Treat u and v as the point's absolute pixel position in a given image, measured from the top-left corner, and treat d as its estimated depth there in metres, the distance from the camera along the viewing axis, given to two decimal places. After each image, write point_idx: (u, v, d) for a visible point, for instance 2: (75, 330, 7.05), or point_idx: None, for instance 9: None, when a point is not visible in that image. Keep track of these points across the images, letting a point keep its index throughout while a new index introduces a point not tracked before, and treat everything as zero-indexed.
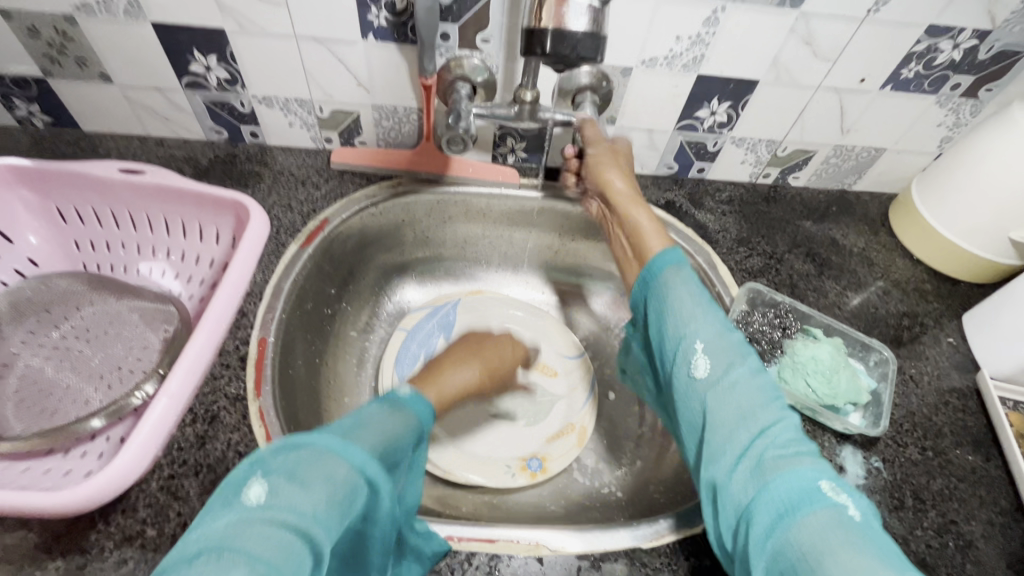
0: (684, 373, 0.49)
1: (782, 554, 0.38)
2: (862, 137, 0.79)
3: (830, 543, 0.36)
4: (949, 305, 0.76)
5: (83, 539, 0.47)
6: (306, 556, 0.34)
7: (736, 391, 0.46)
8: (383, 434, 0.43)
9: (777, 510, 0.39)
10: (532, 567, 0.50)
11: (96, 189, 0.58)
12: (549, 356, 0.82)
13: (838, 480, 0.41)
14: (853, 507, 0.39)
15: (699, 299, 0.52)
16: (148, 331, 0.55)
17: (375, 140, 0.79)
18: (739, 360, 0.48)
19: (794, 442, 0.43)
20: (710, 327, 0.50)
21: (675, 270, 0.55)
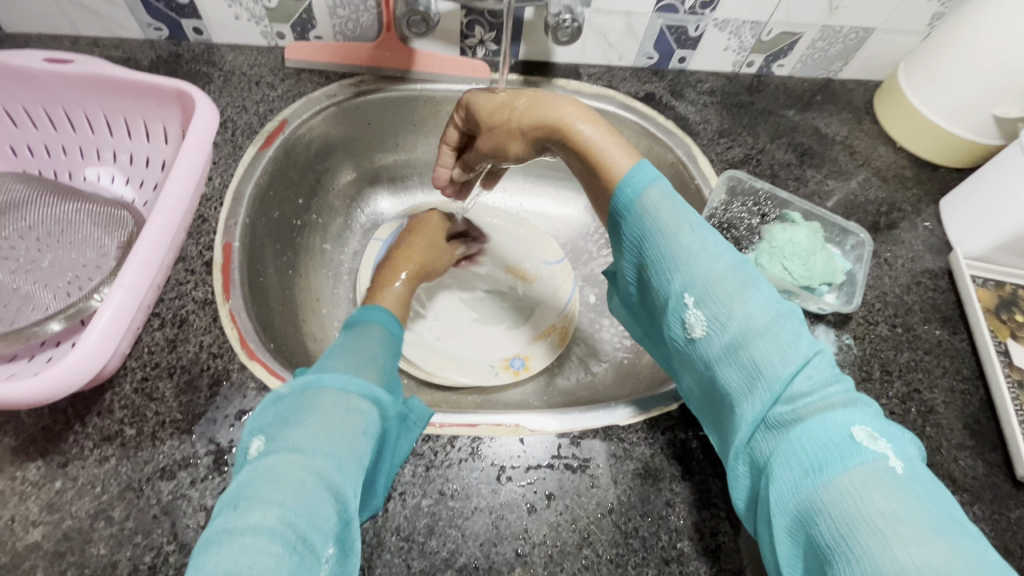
0: (692, 331, 0.42)
1: (807, 513, 0.34)
2: (851, 16, 0.75)
3: (879, 503, 0.31)
4: (928, 190, 0.75)
5: (61, 441, 0.47)
6: (329, 489, 0.35)
7: (756, 339, 0.39)
8: (364, 356, 0.48)
9: (803, 467, 0.35)
10: (513, 447, 0.51)
11: (23, 83, 0.53)
12: (530, 261, 0.81)
13: (873, 424, 0.35)
14: (893, 456, 0.34)
15: (701, 231, 0.43)
16: (103, 236, 0.52)
17: (331, 35, 0.73)
18: (751, 298, 0.40)
19: (826, 384, 0.38)
20: (714, 263, 0.41)
21: (656, 194, 0.44)
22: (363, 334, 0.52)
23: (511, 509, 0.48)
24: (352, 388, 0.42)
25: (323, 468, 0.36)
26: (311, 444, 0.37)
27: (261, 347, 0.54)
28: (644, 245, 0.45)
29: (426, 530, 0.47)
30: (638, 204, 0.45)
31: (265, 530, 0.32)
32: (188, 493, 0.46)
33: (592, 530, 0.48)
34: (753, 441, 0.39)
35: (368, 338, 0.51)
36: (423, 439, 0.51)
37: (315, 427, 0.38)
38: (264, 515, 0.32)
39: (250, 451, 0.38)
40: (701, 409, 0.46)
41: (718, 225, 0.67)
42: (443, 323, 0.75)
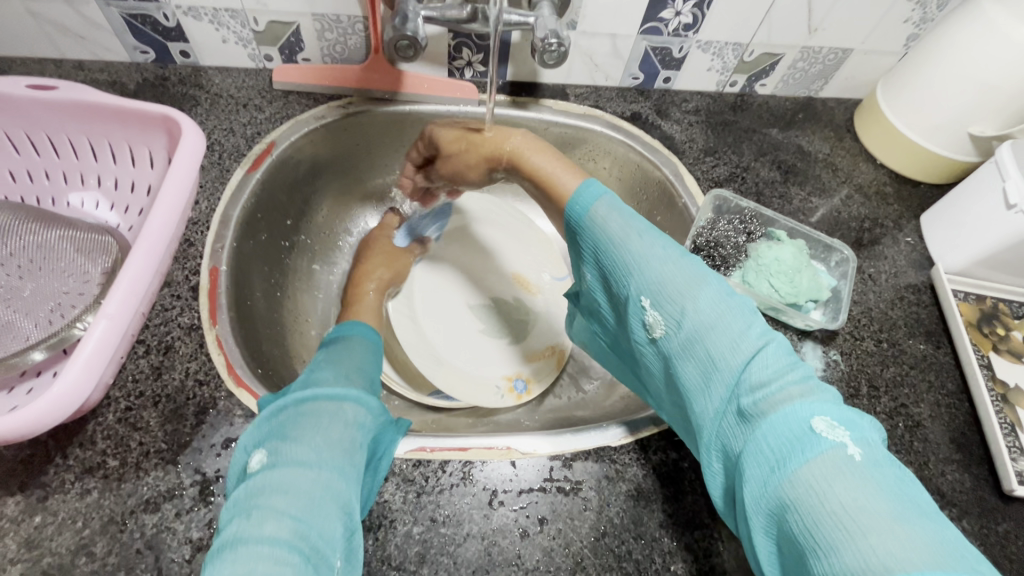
0: (653, 334, 0.43)
1: (779, 510, 0.33)
2: (829, 37, 0.76)
3: (840, 492, 0.31)
4: (909, 206, 0.77)
5: (42, 474, 0.46)
6: (334, 502, 0.36)
7: (711, 336, 0.39)
8: (349, 368, 0.49)
9: (769, 462, 0.35)
10: (505, 470, 0.51)
11: (5, 109, 0.53)
12: (537, 272, 0.81)
13: (831, 412, 0.35)
14: (852, 444, 0.33)
15: (649, 238, 0.44)
16: (86, 263, 0.52)
17: (319, 57, 0.73)
18: (703, 294, 0.40)
19: (784, 374, 0.37)
20: (665, 265, 0.42)
21: (603, 208, 0.46)
22: (346, 347, 0.52)
23: (503, 535, 0.48)
24: (346, 401, 0.43)
25: (332, 481, 0.37)
26: (317, 457, 0.38)
27: (248, 374, 0.53)
28: (599, 258, 0.46)
29: (417, 559, 0.46)
30: (592, 220, 0.46)
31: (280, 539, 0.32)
32: (173, 526, 0.45)
33: (586, 555, 0.48)
34: (722, 439, 0.39)
35: (358, 356, 0.51)
36: (414, 464, 0.50)
37: (319, 440, 0.39)
38: (275, 527, 0.33)
39: (253, 463, 0.38)
40: (675, 413, 0.46)
41: (704, 243, 0.67)
42: (450, 333, 0.74)
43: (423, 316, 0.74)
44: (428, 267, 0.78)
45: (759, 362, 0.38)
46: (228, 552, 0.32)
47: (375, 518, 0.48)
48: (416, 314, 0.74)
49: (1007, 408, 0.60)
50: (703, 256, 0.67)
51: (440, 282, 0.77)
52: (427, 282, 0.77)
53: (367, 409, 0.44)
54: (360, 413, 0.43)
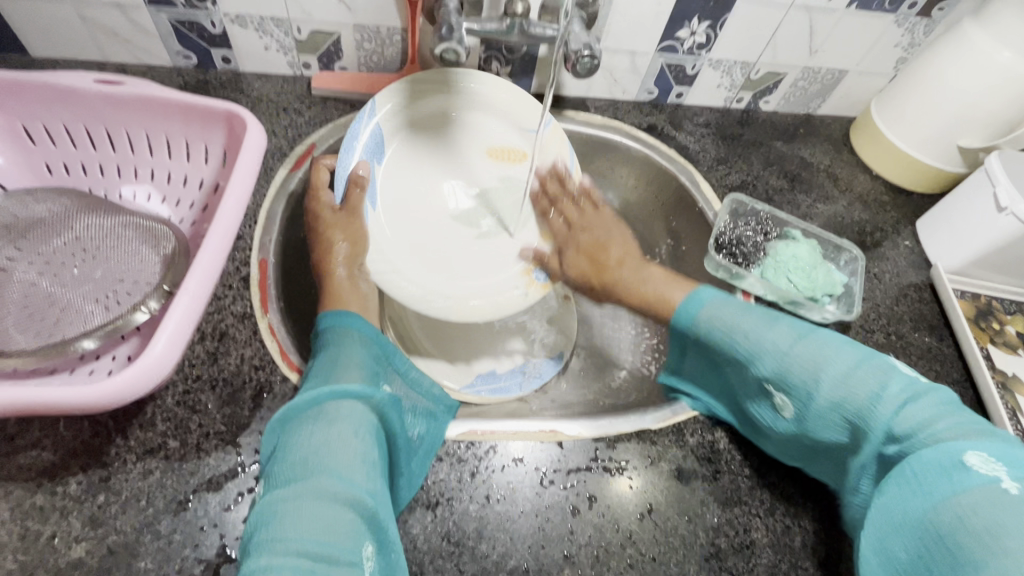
0: (779, 409, 0.51)
1: (926, 526, 0.38)
2: (828, 59, 0.83)
3: (1000, 516, 0.36)
4: (905, 213, 0.83)
5: (103, 454, 0.46)
6: (340, 505, 0.36)
7: (854, 386, 0.46)
8: (341, 365, 0.48)
9: (915, 484, 0.40)
10: (553, 452, 0.53)
11: (68, 103, 0.54)
12: (507, 137, 0.69)
13: (988, 449, 0.39)
14: (1005, 479, 0.37)
15: (760, 319, 0.53)
16: (145, 251, 0.53)
17: (356, 66, 0.76)
18: (831, 361, 0.48)
19: (936, 416, 0.43)
20: (788, 345, 0.50)
21: (713, 309, 0.56)
22: (339, 340, 0.51)
23: (555, 512, 0.50)
24: (325, 402, 0.43)
25: (321, 484, 0.37)
26: (317, 464, 0.38)
27: (300, 361, 0.55)
28: (720, 347, 0.55)
29: (475, 535, 0.48)
30: (703, 320, 0.56)
31: (277, 565, 0.32)
32: (236, 504, 0.46)
33: (634, 531, 0.50)
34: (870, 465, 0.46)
35: (349, 346, 0.50)
36: (466, 445, 0.52)
37: (316, 443, 0.39)
38: (284, 553, 0.33)
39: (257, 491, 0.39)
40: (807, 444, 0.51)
41: (725, 242, 0.73)
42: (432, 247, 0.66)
43: (405, 255, 0.64)
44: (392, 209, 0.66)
45: (902, 409, 0.44)
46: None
47: (431, 496, 0.49)
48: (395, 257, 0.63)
49: (1008, 394, 0.64)
50: (725, 253, 0.72)
51: (413, 218, 0.67)
52: (394, 223, 0.65)
53: (353, 398, 0.44)
54: (347, 407, 0.43)
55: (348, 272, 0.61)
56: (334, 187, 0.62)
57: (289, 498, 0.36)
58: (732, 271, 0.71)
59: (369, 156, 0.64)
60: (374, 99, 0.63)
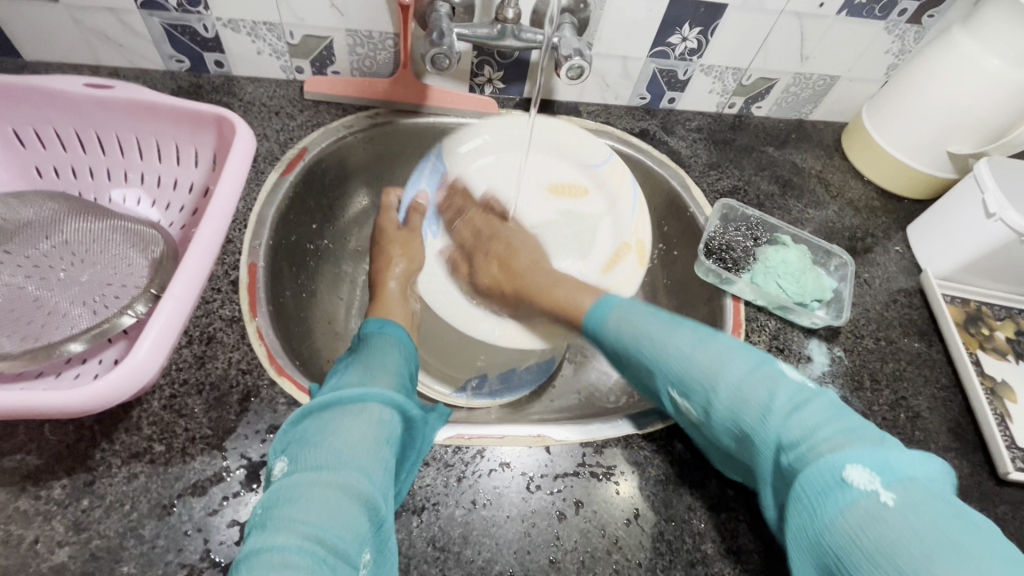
0: (686, 412, 0.50)
1: (827, 554, 0.36)
2: (819, 65, 0.83)
3: (890, 538, 0.33)
4: (896, 218, 0.83)
5: (88, 458, 0.46)
6: (355, 501, 0.37)
7: (748, 389, 0.45)
8: (379, 368, 0.49)
9: (808, 506, 0.38)
10: (540, 457, 0.53)
11: (58, 106, 0.54)
12: (572, 173, 0.74)
13: (864, 458, 0.37)
14: (883, 490, 0.35)
15: (665, 322, 0.52)
16: (133, 254, 0.53)
17: (348, 70, 0.76)
18: (731, 366, 0.46)
19: (824, 423, 0.41)
20: (688, 351, 0.49)
21: (617, 315, 0.56)
22: (377, 346, 0.53)
23: (541, 517, 0.50)
24: (369, 401, 0.44)
25: (350, 480, 0.38)
26: (344, 457, 0.39)
27: (289, 364, 0.55)
28: (625, 353, 0.54)
29: (461, 540, 0.48)
30: (609, 325, 0.56)
31: (293, 547, 0.33)
32: (220, 509, 0.46)
33: (621, 536, 0.50)
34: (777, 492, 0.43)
35: (386, 355, 0.52)
36: (453, 450, 0.52)
37: (345, 438, 0.40)
38: (292, 535, 0.34)
39: (275, 471, 0.40)
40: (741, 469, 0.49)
41: (716, 247, 0.73)
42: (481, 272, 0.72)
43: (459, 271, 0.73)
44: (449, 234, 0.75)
45: (788, 416, 0.42)
46: (249, 561, 0.33)
47: (417, 501, 0.49)
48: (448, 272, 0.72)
49: (996, 401, 0.64)
50: (715, 258, 0.72)
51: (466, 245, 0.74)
52: (451, 246, 0.74)
53: (395, 404, 0.45)
54: (386, 410, 0.44)
55: (398, 285, 0.70)
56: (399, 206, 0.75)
57: (310, 484, 0.37)
58: (721, 277, 0.71)
59: (431, 192, 0.75)
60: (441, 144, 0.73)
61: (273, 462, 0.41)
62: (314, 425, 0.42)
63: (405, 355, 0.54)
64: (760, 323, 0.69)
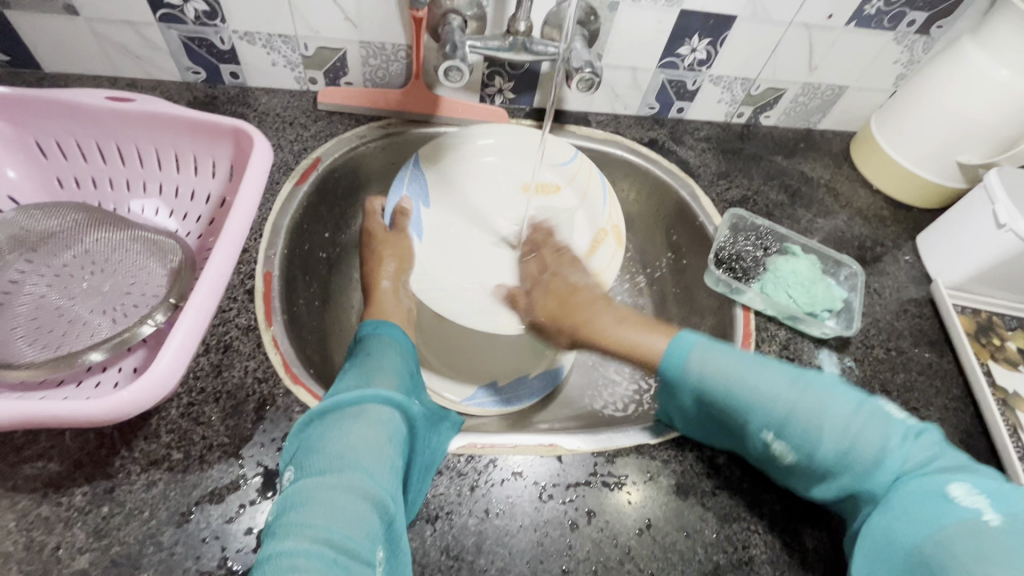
0: (775, 453, 0.49)
1: (922, 557, 0.41)
2: (828, 75, 0.84)
3: (982, 548, 0.39)
4: (905, 228, 0.83)
5: (108, 465, 0.47)
6: (360, 501, 0.37)
7: (861, 427, 0.46)
8: (376, 369, 0.49)
9: (912, 519, 0.43)
10: (552, 466, 0.53)
11: (80, 119, 0.56)
12: (545, 172, 0.77)
13: (969, 481, 0.43)
14: (989, 512, 0.41)
15: (757, 364, 0.50)
16: (151, 264, 0.54)
17: (361, 81, 0.77)
18: (835, 411, 0.47)
19: (936, 455, 0.46)
20: (787, 395, 0.48)
21: (701, 357, 0.51)
22: (375, 351, 0.53)
23: (554, 527, 0.50)
24: (367, 403, 0.44)
25: (353, 480, 0.38)
26: (347, 459, 0.39)
27: (303, 373, 0.56)
28: (705, 396, 0.50)
29: (474, 548, 0.48)
30: (689, 370, 0.51)
31: (303, 551, 0.34)
32: (237, 517, 0.46)
33: (633, 546, 0.50)
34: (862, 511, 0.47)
35: (383, 356, 0.52)
36: (466, 458, 0.52)
37: (347, 439, 0.40)
38: (302, 539, 0.34)
39: (286, 480, 0.41)
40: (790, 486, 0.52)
41: (725, 257, 0.74)
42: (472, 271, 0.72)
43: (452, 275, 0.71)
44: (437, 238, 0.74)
45: (897, 448, 0.46)
46: (264, 566, 0.34)
47: (431, 510, 0.50)
48: (438, 274, 0.71)
49: (1009, 412, 0.64)
50: (724, 268, 0.73)
51: (455, 249, 0.73)
52: (440, 251, 0.73)
53: (392, 403, 0.45)
54: (384, 410, 0.44)
55: (391, 284, 0.68)
56: (385, 210, 0.73)
57: (316, 487, 0.37)
58: (731, 287, 0.71)
59: (415, 199, 0.74)
60: (413, 159, 0.74)
61: (283, 471, 0.41)
62: (318, 430, 0.42)
63: (402, 354, 0.54)
64: (770, 333, 0.69)
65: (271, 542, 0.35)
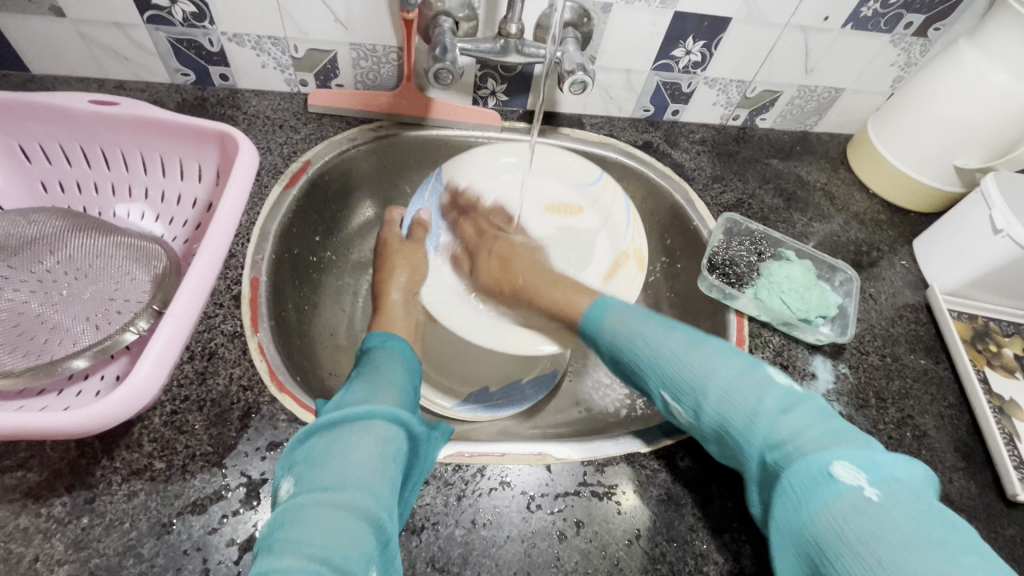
0: (677, 415, 0.50)
1: (814, 533, 0.37)
2: (824, 78, 0.83)
3: (875, 527, 0.34)
4: (902, 232, 0.82)
5: (88, 475, 0.46)
6: (359, 519, 0.37)
7: (740, 384, 0.46)
8: (382, 384, 0.49)
9: (798, 494, 0.39)
10: (541, 475, 0.53)
11: (63, 122, 0.55)
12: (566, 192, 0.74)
13: (854, 458, 0.39)
14: (869, 487, 0.36)
15: (660, 328, 0.53)
16: (136, 270, 0.53)
17: (352, 83, 0.77)
18: (719, 372, 0.47)
19: (811, 428, 0.42)
20: (680, 353, 0.50)
21: (614, 316, 0.57)
22: (378, 363, 0.52)
23: (542, 538, 0.49)
24: (374, 418, 0.43)
25: (352, 498, 0.37)
26: (347, 477, 0.39)
27: (289, 381, 0.55)
28: (616, 353, 0.55)
29: (460, 560, 0.48)
30: (603, 330, 0.57)
31: (297, 569, 0.33)
32: (219, 528, 0.45)
33: (622, 557, 0.49)
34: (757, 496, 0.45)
35: (386, 370, 0.51)
36: (454, 468, 0.52)
37: (348, 456, 0.40)
38: (295, 557, 0.33)
39: (281, 493, 0.40)
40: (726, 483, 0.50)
41: (719, 262, 0.73)
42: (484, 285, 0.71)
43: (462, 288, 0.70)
44: (454, 250, 0.74)
45: (752, 415, 0.45)
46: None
47: (417, 520, 0.49)
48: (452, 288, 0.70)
49: (1005, 420, 0.63)
50: (718, 273, 0.72)
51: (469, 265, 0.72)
52: (455, 264, 0.72)
53: (396, 421, 0.44)
54: (390, 428, 0.43)
55: (401, 296, 0.69)
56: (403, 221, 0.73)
57: (315, 504, 0.37)
58: (724, 292, 0.70)
59: (433, 212, 0.73)
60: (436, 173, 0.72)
61: (278, 484, 0.41)
62: (319, 445, 0.42)
63: (407, 369, 0.54)
64: (764, 339, 0.68)
65: (264, 558, 0.34)
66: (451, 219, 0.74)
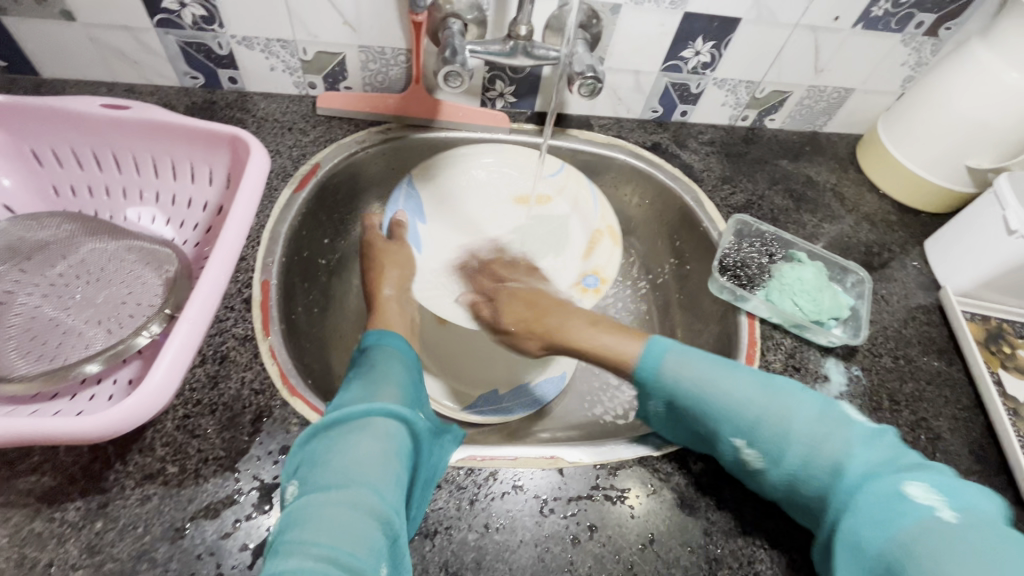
0: (745, 460, 0.50)
1: (884, 551, 0.42)
2: (833, 78, 0.82)
3: (950, 543, 0.39)
4: (913, 233, 0.82)
5: (102, 480, 0.46)
6: (366, 517, 0.36)
7: (808, 424, 0.48)
8: (380, 382, 0.49)
9: (875, 511, 0.43)
10: (553, 478, 0.52)
11: (75, 126, 0.55)
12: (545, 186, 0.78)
13: (937, 480, 0.44)
14: (947, 509, 0.42)
15: (725, 372, 0.52)
16: (147, 274, 0.53)
17: (360, 86, 0.77)
18: (795, 414, 0.49)
19: (877, 458, 0.46)
20: (750, 398, 0.50)
21: (672, 360, 0.53)
22: (375, 363, 0.52)
23: (555, 542, 0.49)
24: (372, 416, 0.44)
25: (358, 496, 0.37)
26: (351, 475, 0.39)
27: (300, 384, 0.55)
28: (673, 400, 0.52)
29: (473, 565, 0.47)
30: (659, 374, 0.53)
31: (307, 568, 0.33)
32: (233, 532, 0.45)
33: (635, 561, 0.49)
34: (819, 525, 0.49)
35: (385, 367, 0.51)
36: (465, 471, 0.52)
37: (351, 454, 0.40)
38: (304, 556, 0.33)
39: (288, 495, 0.40)
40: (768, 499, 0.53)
41: (730, 264, 0.73)
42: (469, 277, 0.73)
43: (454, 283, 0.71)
44: (438, 250, 0.75)
45: (834, 452, 0.47)
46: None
47: (429, 525, 0.49)
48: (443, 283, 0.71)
49: (1020, 422, 0.63)
50: (729, 275, 0.72)
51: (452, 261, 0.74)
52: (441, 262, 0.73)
53: (396, 418, 0.44)
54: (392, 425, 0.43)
55: (393, 291, 0.66)
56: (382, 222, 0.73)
57: (321, 504, 0.37)
58: (735, 294, 0.70)
59: (410, 215, 0.75)
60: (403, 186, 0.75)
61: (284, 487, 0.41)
62: (323, 445, 0.42)
63: (407, 365, 0.54)
64: (775, 341, 0.68)
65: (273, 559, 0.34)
66: (429, 220, 0.76)
